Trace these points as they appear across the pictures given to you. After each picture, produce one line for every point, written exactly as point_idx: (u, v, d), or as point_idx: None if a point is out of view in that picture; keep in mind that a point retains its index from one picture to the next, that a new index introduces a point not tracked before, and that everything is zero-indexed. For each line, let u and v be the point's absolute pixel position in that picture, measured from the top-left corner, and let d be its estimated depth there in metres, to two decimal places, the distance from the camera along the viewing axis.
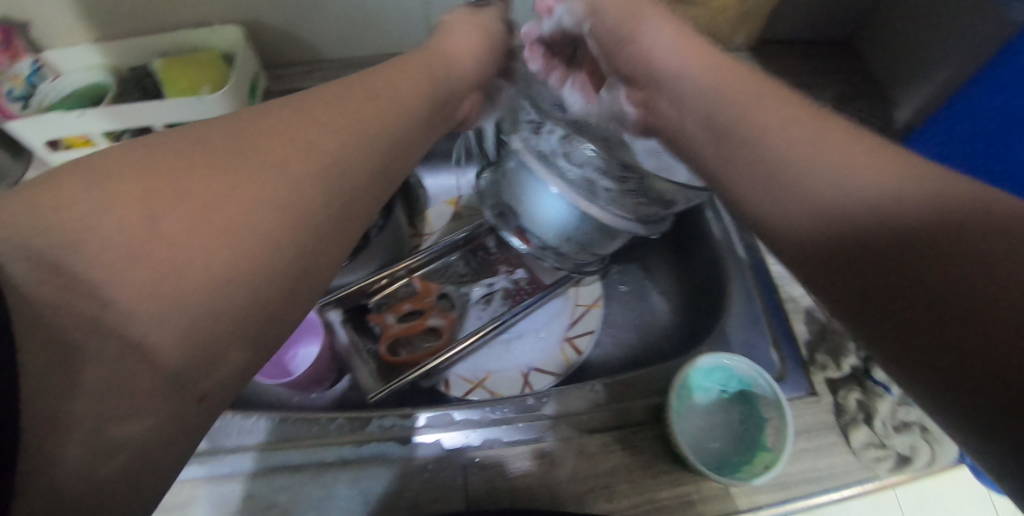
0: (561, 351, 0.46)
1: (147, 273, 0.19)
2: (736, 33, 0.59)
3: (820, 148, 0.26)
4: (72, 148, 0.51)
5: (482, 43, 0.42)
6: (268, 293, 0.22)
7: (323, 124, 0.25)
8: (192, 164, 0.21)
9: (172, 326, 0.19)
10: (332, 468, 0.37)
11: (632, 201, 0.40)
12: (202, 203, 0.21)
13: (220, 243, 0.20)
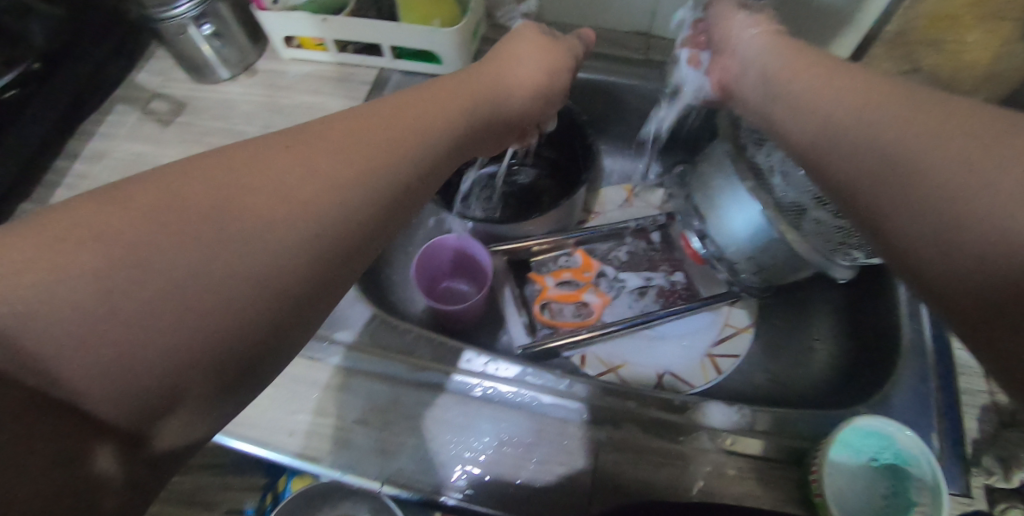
0: (701, 366, 0.46)
1: (234, 232, 0.21)
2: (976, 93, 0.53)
3: (918, 139, 0.23)
4: (305, 48, 0.56)
5: (553, 65, 0.42)
6: (320, 250, 0.23)
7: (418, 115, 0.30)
8: (281, 148, 0.24)
9: (236, 284, 0.21)
10: (475, 401, 0.40)
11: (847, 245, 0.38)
12: (306, 156, 0.24)
13: (309, 186, 0.23)
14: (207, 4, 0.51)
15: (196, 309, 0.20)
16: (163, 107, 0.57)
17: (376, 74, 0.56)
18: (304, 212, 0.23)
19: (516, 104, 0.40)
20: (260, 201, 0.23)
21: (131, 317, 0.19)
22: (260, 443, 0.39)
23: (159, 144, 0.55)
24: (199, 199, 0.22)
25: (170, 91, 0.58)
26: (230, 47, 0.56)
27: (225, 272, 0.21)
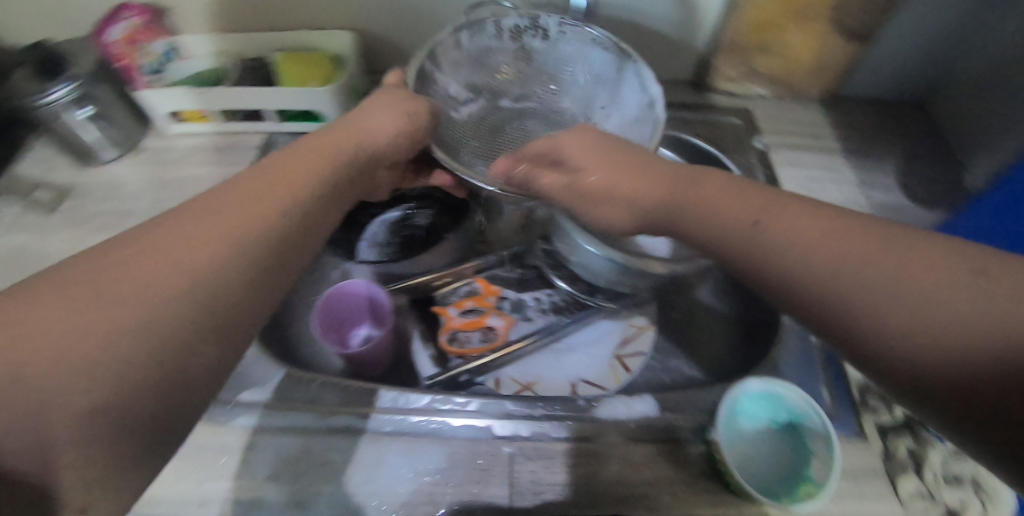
0: (611, 369, 0.48)
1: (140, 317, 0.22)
2: (809, 85, 0.62)
3: (793, 234, 0.26)
4: (189, 121, 0.57)
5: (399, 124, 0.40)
6: (202, 325, 0.24)
7: (291, 196, 0.29)
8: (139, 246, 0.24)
9: (95, 353, 0.21)
10: (390, 436, 0.40)
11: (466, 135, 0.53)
12: (205, 249, 0.25)
13: (200, 257, 0.25)
14: (86, 85, 0.51)
15: (65, 375, 0.20)
16: (45, 196, 0.56)
17: (265, 139, 0.58)
18: (199, 298, 0.24)
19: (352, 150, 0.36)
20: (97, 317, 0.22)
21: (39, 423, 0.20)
22: None
23: (42, 232, 0.54)
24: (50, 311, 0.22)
25: (51, 179, 0.58)
26: (115, 127, 0.56)
27: (162, 317, 0.23)
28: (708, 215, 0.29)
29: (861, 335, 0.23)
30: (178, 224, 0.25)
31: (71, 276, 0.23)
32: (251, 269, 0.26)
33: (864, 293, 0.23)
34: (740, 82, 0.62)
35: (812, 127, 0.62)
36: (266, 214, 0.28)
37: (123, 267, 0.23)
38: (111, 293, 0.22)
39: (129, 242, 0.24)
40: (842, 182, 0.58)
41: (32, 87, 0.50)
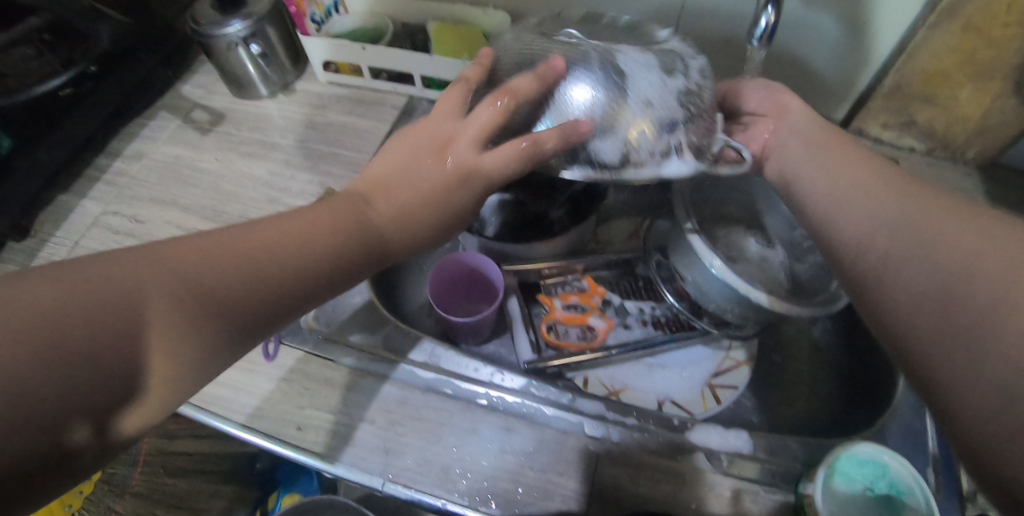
0: (701, 396, 0.47)
1: (211, 292, 0.27)
2: (970, 147, 0.57)
3: (936, 232, 0.26)
4: (341, 72, 0.60)
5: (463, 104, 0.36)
6: (231, 319, 0.27)
7: (359, 222, 0.33)
8: (235, 241, 0.29)
9: (156, 308, 0.25)
10: (480, 409, 0.41)
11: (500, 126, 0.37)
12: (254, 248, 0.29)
13: (242, 267, 0.28)
14: (257, 25, 0.56)
15: (139, 312, 0.25)
16: (202, 117, 0.62)
17: (405, 102, 0.59)
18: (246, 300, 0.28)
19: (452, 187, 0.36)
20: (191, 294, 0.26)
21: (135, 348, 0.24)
22: (278, 444, 0.40)
23: (197, 150, 0.60)
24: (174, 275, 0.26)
25: (209, 102, 0.63)
26: (273, 67, 0.61)
27: (188, 294, 0.26)
28: (877, 211, 0.30)
29: (926, 344, 0.24)
30: (298, 229, 0.31)
31: (208, 248, 0.28)
32: (315, 267, 0.31)
33: (966, 291, 0.23)
34: (893, 130, 0.59)
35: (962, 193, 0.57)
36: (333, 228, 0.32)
37: (231, 246, 0.28)
38: (207, 291, 0.27)
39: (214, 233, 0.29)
40: None
41: (213, 19, 0.55)
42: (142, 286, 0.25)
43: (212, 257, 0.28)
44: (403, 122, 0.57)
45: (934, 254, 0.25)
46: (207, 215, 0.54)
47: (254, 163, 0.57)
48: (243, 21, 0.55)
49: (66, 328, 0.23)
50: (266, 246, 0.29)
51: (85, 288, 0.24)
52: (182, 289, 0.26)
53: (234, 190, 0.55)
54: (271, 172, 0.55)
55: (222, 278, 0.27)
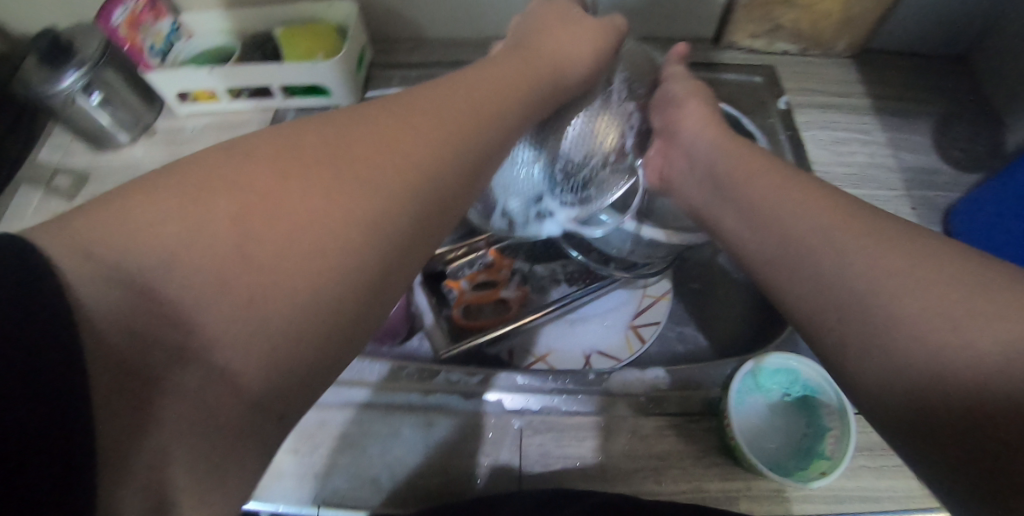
0: (626, 339, 0.48)
1: (301, 239, 0.21)
2: (838, 40, 0.58)
3: (817, 228, 0.27)
4: (199, 101, 0.57)
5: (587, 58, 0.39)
6: (389, 227, 0.23)
7: (460, 107, 0.28)
8: (319, 152, 0.23)
9: (316, 229, 0.21)
10: (401, 410, 0.41)
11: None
12: (407, 150, 0.25)
13: (338, 204, 0.22)
14: (93, 71, 0.52)
15: (285, 226, 0.21)
16: (66, 181, 0.58)
17: (272, 116, 0.57)
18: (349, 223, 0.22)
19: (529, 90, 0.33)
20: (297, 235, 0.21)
21: (249, 270, 0.20)
22: None
23: None
24: (231, 203, 0.20)
25: (70, 164, 0.59)
26: (124, 112, 0.57)
27: (344, 208, 0.22)
28: (777, 224, 0.29)
29: (900, 380, 0.22)
30: (419, 123, 0.26)
31: (317, 154, 0.23)
32: (442, 169, 0.25)
33: (868, 322, 0.23)
34: (764, 39, 0.59)
35: (840, 85, 0.58)
36: (459, 122, 0.27)
37: (353, 147, 0.24)
38: (272, 206, 0.21)
39: (340, 137, 0.24)
40: (871, 144, 0.54)
41: (45, 76, 0.51)
42: (258, 194, 0.21)
43: (278, 171, 0.22)
44: None
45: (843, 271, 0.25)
46: None
47: None
48: (77, 70, 0.51)
49: (142, 260, 0.19)
50: (362, 161, 0.23)
51: (171, 215, 0.20)
52: (257, 207, 0.21)
53: None
54: None
55: (295, 196, 0.21)
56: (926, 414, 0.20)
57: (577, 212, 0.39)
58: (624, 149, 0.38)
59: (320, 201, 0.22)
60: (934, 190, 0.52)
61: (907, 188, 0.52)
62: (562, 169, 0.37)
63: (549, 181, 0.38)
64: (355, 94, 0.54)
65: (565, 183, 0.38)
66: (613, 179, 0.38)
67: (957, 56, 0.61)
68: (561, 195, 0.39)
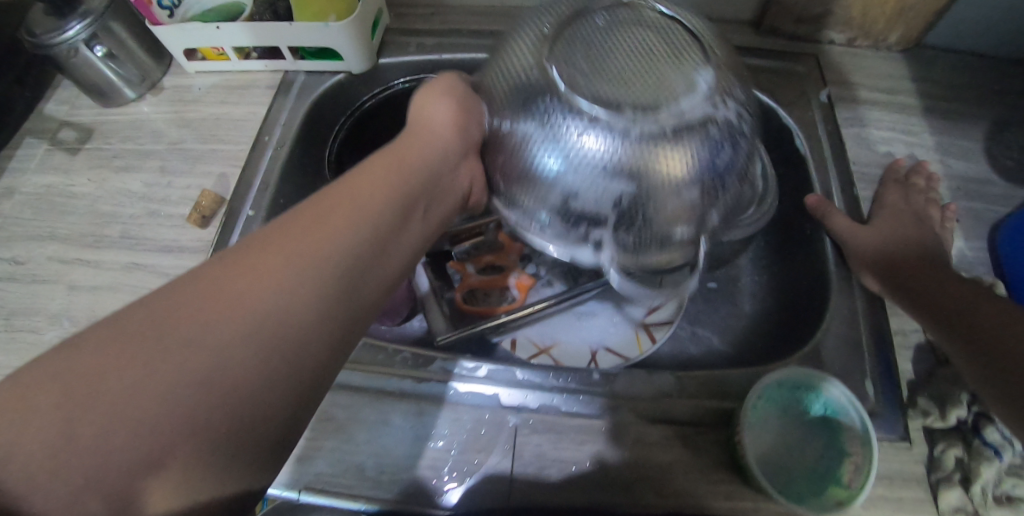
0: (636, 338, 0.45)
1: (157, 367, 0.19)
2: (891, 31, 0.54)
3: (886, 243, 0.41)
4: (207, 59, 0.54)
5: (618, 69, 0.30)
6: (273, 373, 0.21)
7: (358, 211, 0.26)
8: (194, 285, 0.21)
9: (180, 391, 0.19)
10: (391, 397, 0.39)
11: (514, 68, 0.33)
12: (283, 276, 0.22)
13: (206, 332, 0.20)
14: (98, 22, 0.50)
15: (139, 400, 0.18)
16: (71, 136, 0.57)
17: (281, 78, 0.54)
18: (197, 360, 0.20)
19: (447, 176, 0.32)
20: (143, 374, 0.19)
21: (94, 404, 0.18)
22: None
23: (68, 173, 0.54)
24: (82, 356, 0.19)
25: (76, 118, 0.58)
26: (130, 67, 0.55)
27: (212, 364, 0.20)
28: (891, 239, 0.41)
29: (995, 359, 0.32)
30: (295, 241, 0.23)
31: (180, 310, 0.20)
32: (334, 272, 0.24)
33: (951, 312, 0.35)
34: (810, 25, 0.54)
35: (890, 81, 0.54)
36: (354, 225, 0.25)
37: (220, 287, 0.21)
38: (130, 343, 0.19)
39: (207, 272, 0.22)
40: (918, 147, 0.50)
41: (49, 26, 0.49)
42: (110, 349, 0.19)
43: (136, 318, 0.20)
44: (282, 103, 0.52)
45: (918, 275, 0.38)
46: (87, 241, 0.50)
47: (130, 177, 0.52)
48: (81, 20, 0.49)
49: None
50: (234, 282, 0.22)
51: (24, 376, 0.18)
52: (111, 348, 0.19)
53: (111, 210, 0.51)
54: (147, 182, 0.51)
55: (158, 337, 0.20)
56: (1003, 368, 0.31)
57: (626, 250, 0.34)
58: (668, 200, 0.31)
59: (167, 335, 0.20)
60: (982, 202, 0.48)
61: (953, 198, 0.48)
62: (636, 196, 0.31)
63: (617, 201, 0.31)
64: (368, 60, 0.51)
65: (629, 213, 0.32)
66: (682, 225, 0.33)
67: None
68: (620, 229, 0.33)
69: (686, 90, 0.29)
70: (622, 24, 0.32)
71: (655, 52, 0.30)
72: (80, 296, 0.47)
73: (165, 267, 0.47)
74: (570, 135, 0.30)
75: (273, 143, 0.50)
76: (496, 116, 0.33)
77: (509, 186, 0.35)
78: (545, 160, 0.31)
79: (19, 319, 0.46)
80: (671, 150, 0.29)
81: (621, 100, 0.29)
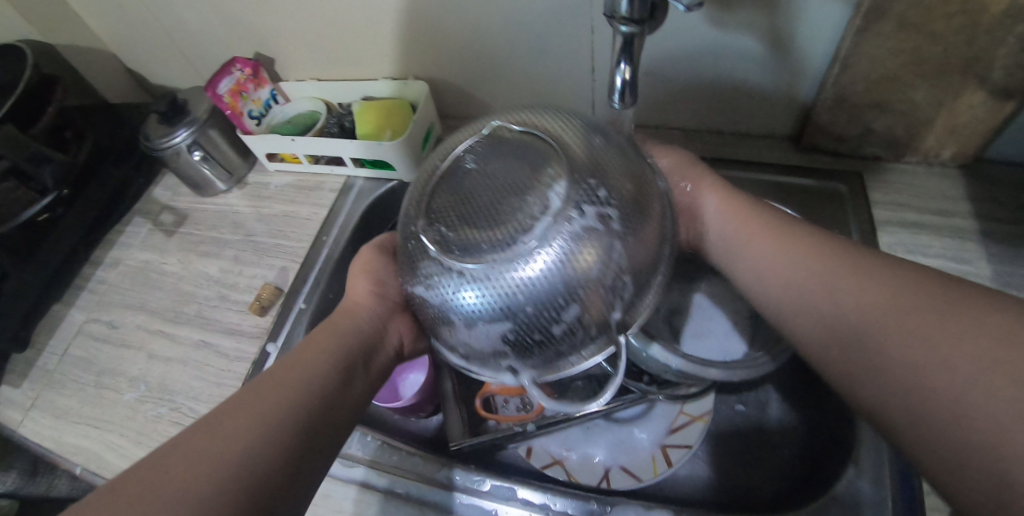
0: (652, 459, 0.46)
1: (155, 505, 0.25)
2: (943, 148, 0.52)
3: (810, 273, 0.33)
4: (285, 162, 0.62)
5: (498, 192, 0.31)
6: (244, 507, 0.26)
7: (309, 367, 0.33)
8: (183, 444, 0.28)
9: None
10: (398, 500, 0.41)
11: (406, 219, 0.35)
12: (249, 418, 0.29)
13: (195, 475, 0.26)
14: (200, 130, 0.59)
15: None
16: (169, 219, 0.66)
17: (343, 181, 0.61)
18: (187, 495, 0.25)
19: (371, 332, 0.38)
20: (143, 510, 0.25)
21: None
22: None
23: (162, 252, 0.64)
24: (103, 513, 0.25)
25: (176, 203, 0.68)
26: (221, 166, 0.64)
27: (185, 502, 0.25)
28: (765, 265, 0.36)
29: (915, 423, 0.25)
30: (252, 403, 0.30)
31: (168, 467, 0.27)
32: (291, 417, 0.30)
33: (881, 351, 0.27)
34: (850, 142, 0.54)
35: (942, 202, 0.52)
36: (303, 379, 0.32)
37: (191, 445, 0.28)
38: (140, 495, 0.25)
39: (190, 434, 0.29)
40: (971, 276, 0.48)
41: (161, 132, 0.59)
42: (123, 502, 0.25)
43: (138, 479, 0.26)
44: (342, 204, 0.59)
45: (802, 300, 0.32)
46: (168, 317, 0.57)
47: (210, 262, 0.60)
48: (187, 128, 0.58)
49: None
50: (210, 440, 0.28)
51: None
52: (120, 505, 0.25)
53: (191, 290, 0.59)
54: (221, 268, 0.59)
55: (157, 489, 0.26)
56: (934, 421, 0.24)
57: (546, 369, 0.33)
58: (566, 309, 0.30)
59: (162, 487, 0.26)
60: None
61: None
62: (522, 336, 0.31)
63: (508, 341, 0.31)
64: (418, 170, 0.57)
65: (525, 344, 0.31)
66: (584, 345, 0.32)
67: None
68: (529, 358, 0.32)
69: (538, 218, 0.29)
70: (491, 161, 0.33)
71: (507, 184, 0.31)
72: (155, 365, 0.54)
73: (226, 348, 0.53)
74: (456, 291, 0.31)
75: (329, 243, 0.56)
76: (406, 281, 0.35)
77: (430, 331, 0.35)
78: (444, 315, 0.32)
79: (106, 380, 0.54)
80: (542, 279, 0.29)
81: (485, 236, 0.30)
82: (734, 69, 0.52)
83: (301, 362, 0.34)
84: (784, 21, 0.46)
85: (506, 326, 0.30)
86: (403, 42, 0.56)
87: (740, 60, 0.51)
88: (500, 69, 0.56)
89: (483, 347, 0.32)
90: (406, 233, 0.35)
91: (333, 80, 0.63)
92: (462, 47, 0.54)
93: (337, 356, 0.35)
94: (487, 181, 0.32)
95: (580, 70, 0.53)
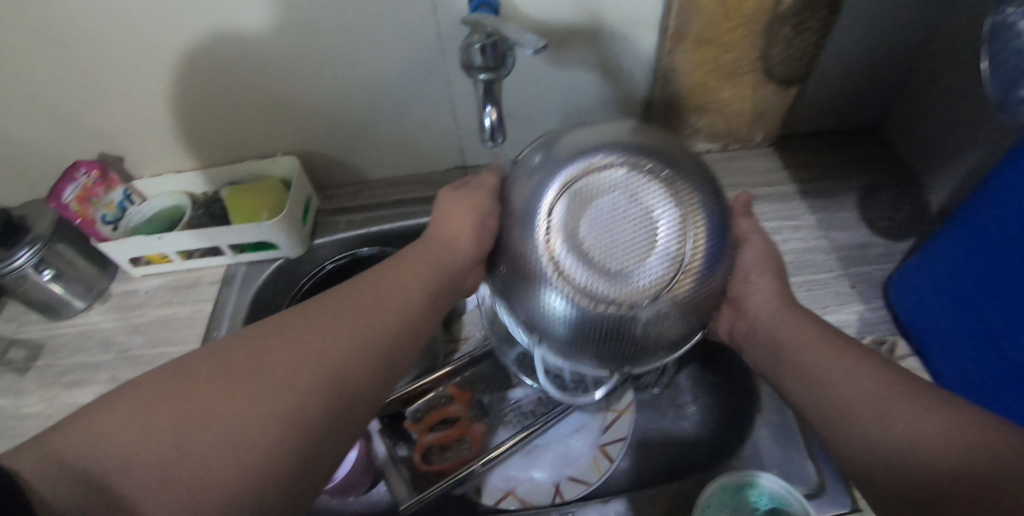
0: (594, 461, 0.48)
1: (239, 390, 0.28)
2: (756, 133, 0.62)
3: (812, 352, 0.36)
4: (153, 264, 0.58)
5: (590, 245, 0.33)
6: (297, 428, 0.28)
7: (393, 295, 0.37)
8: (281, 333, 0.32)
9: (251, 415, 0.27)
10: None
11: (533, 180, 0.36)
12: (338, 340, 0.32)
13: (280, 378, 0.29)
14: (46, 247, 0.53)
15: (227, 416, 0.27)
16: (18, 355, 0.58)
17: (224, 271, 0.58)
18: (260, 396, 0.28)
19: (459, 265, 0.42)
20: (236, 386, 0.28)
21: (191, 413, 0.27)
22: None
23: (16, 394, 0.55)
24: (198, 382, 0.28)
25: (24, 336, 0.59)
26: (77, 282, 0.57)
27: (249, 425, 0.27)
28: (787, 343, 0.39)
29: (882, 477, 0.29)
30: (338, 316, 0.33)
31: (260, 351, 0.30)
32: (363, 356, 0.32)
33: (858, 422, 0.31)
34: (687, 142, 0.63)
35: (766, 174, 0.62)
36: (381, 307, 0.35)
37: (269, 359, 0.30)
38: (226, 378, 0.28)
39: (285, 325, 0.32)
40: (803, 228, 0.58)
41: None
42: (220, 377, 0.28)
43: (232, 362, 0.29)
44: (229, 294, 0.56)
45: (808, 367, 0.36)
46: None
47: (82, 390, 0.53)
48: (29, 247, 0.52)
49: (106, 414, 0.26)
50: (298, 337, 0.31)
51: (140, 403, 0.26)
52: (223, 371, 0.29)
53: None
54: (97, 394, 0.52)
55: (243, 378, 0.28)
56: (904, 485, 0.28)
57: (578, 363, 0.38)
58: (621, 351, 0.35)
59: (254, 374, 0.29)
60: (869, 265, 0.55)
61: (843, 267, 0.55)
62: (577, 330, 0.34)
63: (559, 324, 0.35)
64: (303, 244, 0.56)
65: (569, 347, 0.36)
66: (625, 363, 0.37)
67: (869, 127, 0.66)
68: (567, 355, 0.38)
69: (632, 277, 0.33)
70: (619, 181, 0.34)
71: (639, 212, 0.33)
72: None
73: None
74: (548, 281, 0.34)
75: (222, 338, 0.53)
76: (512, 242, 0.36)
77: (508, 293, 0.38)
78: (531, 293, 0.35)
79: None
80: (611, 319, 0.33)
81: (588, 270, 0.33)
82: (580, 96, 0.59)
83: (376, 280, 0.38)
84: (609, 51, 0.54)
85: (564, 335, 0.35)
86: (265, 120, 0.55)
87: (582, 86, 0.57)
88: (368, 130, 0.57)
89: (541, 331, 0.37)
90: (530, 186, 0.36)
91: (193, 170, 0.60)
92: (328, 115, 0.55)
93: (418, 285, 0.39)
94: (607, 211, 0.33)
95: (446, 118, 0.56)
